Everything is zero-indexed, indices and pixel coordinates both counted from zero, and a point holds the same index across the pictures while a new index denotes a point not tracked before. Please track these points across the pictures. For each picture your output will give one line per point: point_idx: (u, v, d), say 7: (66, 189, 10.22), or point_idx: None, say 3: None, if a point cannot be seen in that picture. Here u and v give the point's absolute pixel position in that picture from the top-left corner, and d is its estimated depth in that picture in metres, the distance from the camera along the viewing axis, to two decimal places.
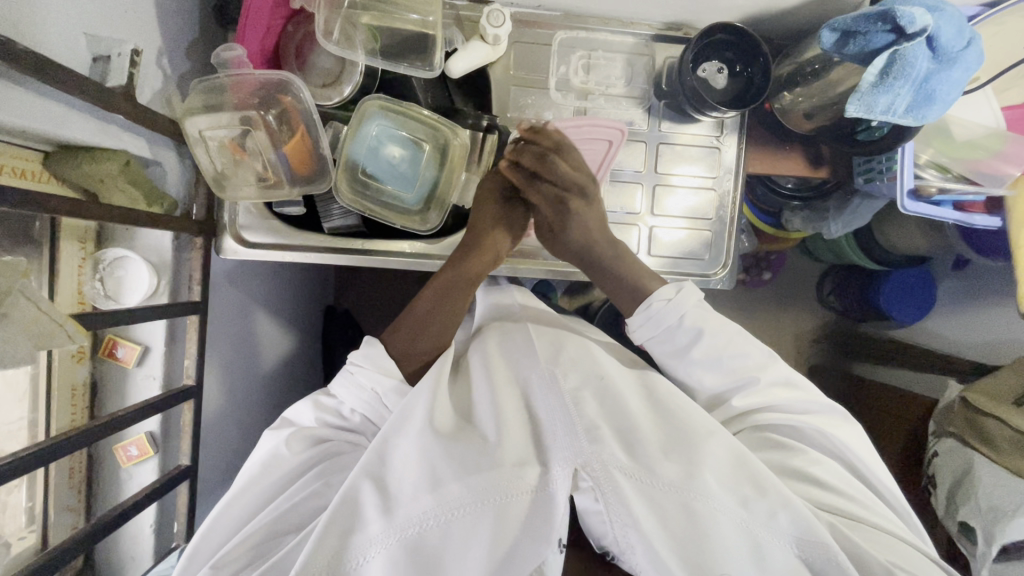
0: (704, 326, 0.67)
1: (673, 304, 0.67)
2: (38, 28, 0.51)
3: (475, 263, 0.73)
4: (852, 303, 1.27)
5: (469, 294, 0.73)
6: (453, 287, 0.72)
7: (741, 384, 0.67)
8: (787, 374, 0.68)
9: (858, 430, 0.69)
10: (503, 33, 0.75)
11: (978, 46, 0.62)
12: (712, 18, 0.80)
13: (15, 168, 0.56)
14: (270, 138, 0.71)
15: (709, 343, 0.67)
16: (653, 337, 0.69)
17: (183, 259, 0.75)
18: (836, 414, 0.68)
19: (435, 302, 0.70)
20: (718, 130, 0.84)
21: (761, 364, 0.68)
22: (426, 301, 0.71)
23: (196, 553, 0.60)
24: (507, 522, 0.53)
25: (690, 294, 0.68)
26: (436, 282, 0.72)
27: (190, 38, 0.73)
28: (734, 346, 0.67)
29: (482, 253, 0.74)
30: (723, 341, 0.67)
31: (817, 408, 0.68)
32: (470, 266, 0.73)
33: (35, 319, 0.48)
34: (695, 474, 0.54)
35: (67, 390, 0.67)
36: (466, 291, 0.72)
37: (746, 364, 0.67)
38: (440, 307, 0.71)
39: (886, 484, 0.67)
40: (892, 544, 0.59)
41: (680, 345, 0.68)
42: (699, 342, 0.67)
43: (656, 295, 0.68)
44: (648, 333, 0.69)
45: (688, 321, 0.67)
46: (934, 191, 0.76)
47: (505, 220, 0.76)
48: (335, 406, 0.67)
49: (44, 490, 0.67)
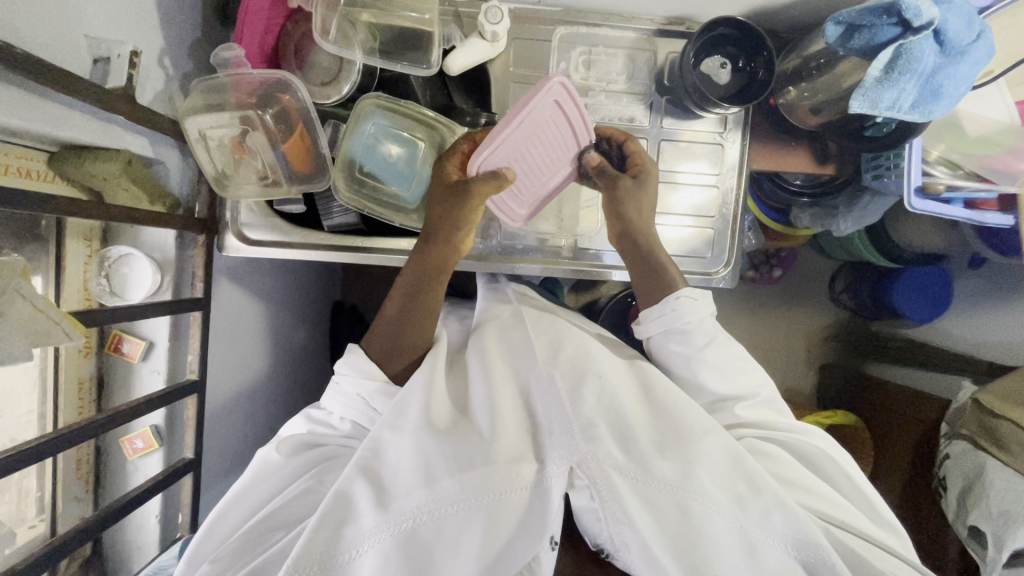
0: (717, 335, 0.67)
1: (697, 305, 0.66)
2: (38, 31, 0.52)
3: (432, 254, 0.69)
4: (867, 302, 1.25)
5: (438, 288, 0.70)
6: (418, 283, 0.69)
7: (746, 395, 0.67)
8: (778, 402, 0.70)
9: (845, 454, 0.69)
10: (502, 30, 0.73)
11: (988, 39, 0.60)
12: (715, 12, 0.79)
13: (19, 168, 0.57)
14: (268, 137, 0.72)
15: (722, 345, 0.67)
16: (663, 331, 0.68)
17: (187, 256, 0.76)
18: (824, 437, 0.69)
19: (404, 305, 0.69)
20: (721, 126, 0.82)
21: (759, 384, 0.69)
22: (394, 302, 0.69)
23: (195, 554, 0.61)
24: (500, 520, 0.53)
25: (710, 302, 0.67)
26: (399, 287, 0.70)
27: (192, 39, 0.75)
28: (738, 359, 0.68)
29: (436, 247, 0.69)
30: (730, 352, 0.67)
31: (807, 430, 0.68)
32: (427, 258, 0.70)
33: (31, 318, 0.49)
34: (691, 474, 0.54)
35: (74, 384, 0.69)
36: (431, 284, 0.69)
37: (750, 380, 0.68)
38: (410, 304, 0.69)
39: (879, 510, 0.66)
40: (883, 554, 0.58)
41: (693, 346, 0.66)
42: (711, 344, 0.66)
43: (684, 291, 0.67)
44: (661, 328, 0.67)
45: (706, 324, 0.66)
46: (942, 188, 0.74)
47: (457, 205, 0.68)
48: (325, 417, 0.68)
49: (52, 481, 0.69)
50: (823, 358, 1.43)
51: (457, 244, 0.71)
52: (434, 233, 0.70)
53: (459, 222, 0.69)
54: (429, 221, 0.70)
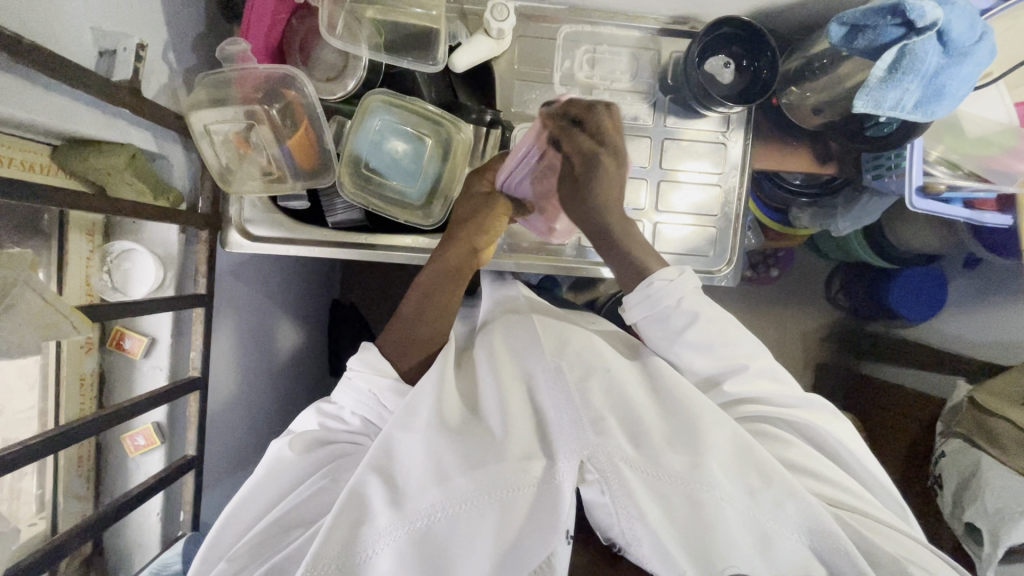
0: (701, 313, 0.64)
1: (675, 286, 0.64)
2: (44, 22, 0.51)
3: (453, 251, 0.72)
4: (862, 301, 1.26)
5: (457, 287, 0.72)
6: (440, 279, 0.71)
7: (730, 370, 0.66)
8: (773, 367, 0.67)
9: (848, 426, 0.69)
10: (507, 27, 0.73)
11: (990, 40, 0.61)
12: (719, 12, 0.79)
13: (23, 161, 0.56)
14: (274, 132, 0.71)
15: (706, 325, 0.64)
16: (648, 316, 0.65)
17: (189, 252, 0.76)
18: (826, 409, 0.68)
19: (423, 298, 0.70)
20: (724, 126, 0.83)
21: (750, 354, 0.66)
22: (412, 299, 0.71)
23: (209, 553, 0.61)
24: (513, 514, 0.53)
25: (691, 279, 0.65)
26: (419, 284, 0.71)
27: (196, 34, 0.74)
28: (733, 333, 0.66)
29: (459, 246, 0.73)
30: (716, 328, 0.65)
31: (805, 402, 0.67)
32: (449, 255, 0.72)
33: (40, 311, 0.49)
34: (700, 465, 0.54)
35: (76, 380, 0.68)
36: (451, 281, 0.72)
37: (737, 351, 0.66)
38: (429, 301, 0.70)
39: (881, 482, 0.67)
40: (895, 537, 0.59)
41: (674, 329, 0.65)
42: (692, 327, 0.64)
43: (658, 274, 0.64)
44: (644, 312, 0.65)
45: (685, 305, 0.63)
46: (943, 188, 0.75)
47: (479, 212, 0.75)
48: (336, 411, 0.68)
49: (53, 478, 0.68)
50: (818, 358, 1.45)
51: (477, 250, 0.75)
52: (457, 233, 0.74)
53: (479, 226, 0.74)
54: (454, 225, 0.75)
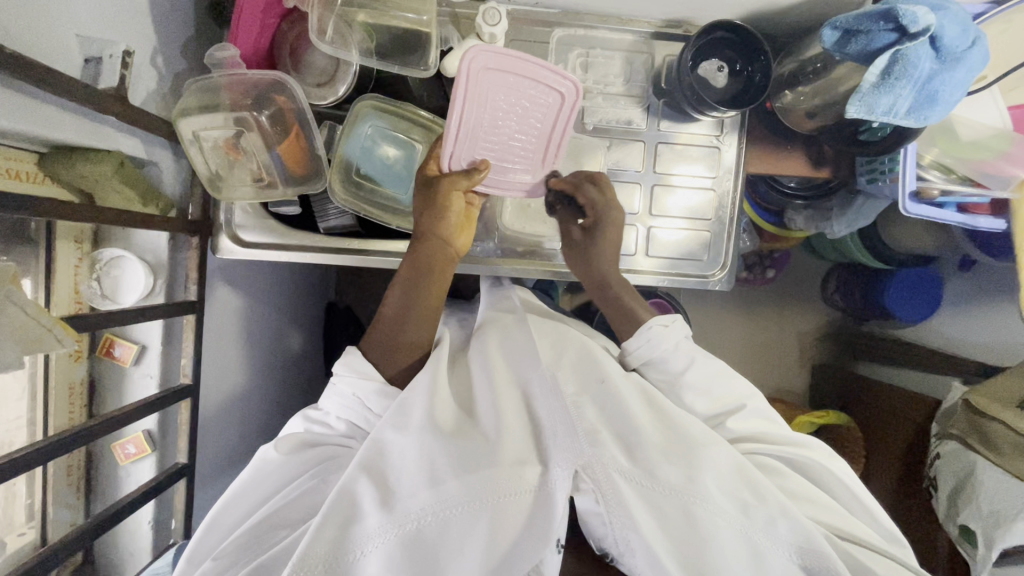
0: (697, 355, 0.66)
1: (671, 330, 0.67)
2: (28, 30, 0.51)
3: (419, 247, 0.69)
4: (857, 302, 1.26)
5: (432, 282, 0.69)
6: (410, 279, 0.68)
7: (728, 409, 0.66)
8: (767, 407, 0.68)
9: (844, 465, 0.69)
10: (499, 32, 0.73)
11: (983, 46, 0.60)
12: (712, 16, 0.79)
13: (9, 169, 0.56)
14: (264, 139, 0.71)
15: (703, 366, 0.66)
16: (646, 361, 0.68)
17: (180, 258, 0.75)
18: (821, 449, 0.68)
19: (403, 303, 0.67)
20: (718, 130, 0.83)
21: (745, 394, 0.68)
22: (388, 302, 0.68)
23: (195, 553, 0.61)
24: (505, 524, 0.52)
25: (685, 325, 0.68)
26: (393, 288, 0.69)
27: (186, 38, 0.74)
28: (727, 376, 0.68)
29: (428, 242, 0.69)
30: (713, 369, 0.67)
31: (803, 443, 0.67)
32: (415, 251, 0.69)
33: (23, 324, 0.48)
34: (696, 479, 0.54)
35: (65, 388, 0.68)
36: (423, 277, 0.68)
37: (732, 393, 0.67)
38: (404, 302, 0.68)
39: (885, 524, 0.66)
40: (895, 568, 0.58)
41: (673, 372, 0.67)
42: (692, 367, 0.66)
43: (655, 319, 0.67)
44: (643, 355, 0.67)
45: (684, 348, 0.66)
46: (936, 193, 0.76)
47: (434, 197, 0.69)
48: (321, 417, 0.67)
49: (42, 487, 0.68)
50: (814, 359, 1.45)
51: (446, 238, 0.70)
52: (420, 226, 0.70)
53: (439, 213, 0.69)
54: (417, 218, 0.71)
